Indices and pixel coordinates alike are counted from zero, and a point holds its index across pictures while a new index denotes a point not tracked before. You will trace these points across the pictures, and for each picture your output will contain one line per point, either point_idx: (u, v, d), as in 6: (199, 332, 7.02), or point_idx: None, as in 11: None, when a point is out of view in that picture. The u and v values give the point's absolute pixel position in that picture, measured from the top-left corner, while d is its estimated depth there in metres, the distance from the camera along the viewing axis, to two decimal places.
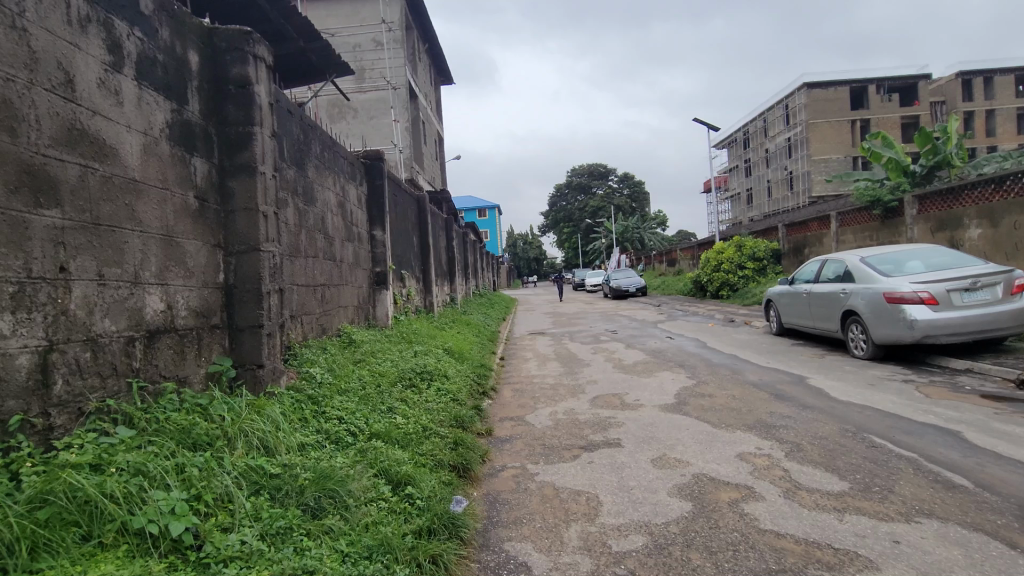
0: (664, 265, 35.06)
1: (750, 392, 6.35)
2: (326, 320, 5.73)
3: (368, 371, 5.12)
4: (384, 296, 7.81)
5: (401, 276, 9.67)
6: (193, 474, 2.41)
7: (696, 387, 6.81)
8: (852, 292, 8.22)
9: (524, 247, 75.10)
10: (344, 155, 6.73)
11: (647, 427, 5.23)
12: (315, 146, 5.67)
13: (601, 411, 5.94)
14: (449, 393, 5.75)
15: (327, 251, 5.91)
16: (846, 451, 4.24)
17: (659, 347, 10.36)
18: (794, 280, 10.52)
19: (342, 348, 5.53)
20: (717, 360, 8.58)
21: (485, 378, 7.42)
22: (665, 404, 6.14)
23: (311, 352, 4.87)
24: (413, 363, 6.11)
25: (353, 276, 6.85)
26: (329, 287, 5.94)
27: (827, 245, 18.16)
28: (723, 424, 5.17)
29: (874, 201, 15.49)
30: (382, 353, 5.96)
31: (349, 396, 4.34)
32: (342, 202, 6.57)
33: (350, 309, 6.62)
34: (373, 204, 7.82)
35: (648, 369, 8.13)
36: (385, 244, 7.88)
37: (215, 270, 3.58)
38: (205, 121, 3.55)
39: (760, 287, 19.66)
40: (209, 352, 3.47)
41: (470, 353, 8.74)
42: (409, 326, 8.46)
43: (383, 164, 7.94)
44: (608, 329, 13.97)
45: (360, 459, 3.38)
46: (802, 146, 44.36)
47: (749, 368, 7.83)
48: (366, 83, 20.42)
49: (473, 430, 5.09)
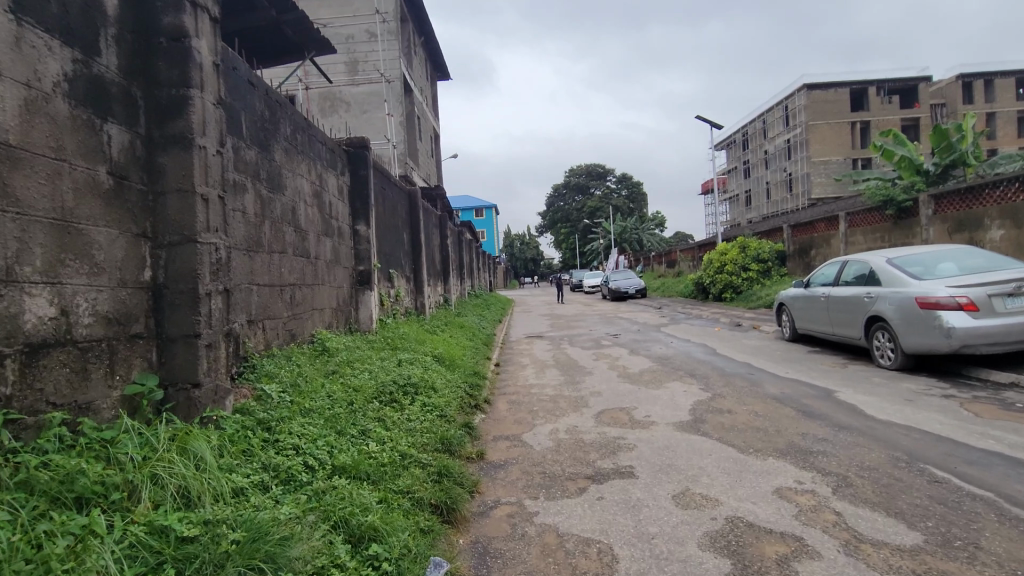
0: (663, 266, 34.41)
1: (774, 408, 5.66)
2: (296, 325, 5.03)
3: (339, 385, 4.42)
4: (368, 297, 7.08)
5: (389, 276, 8.96)
6: (54, 553, 1.71)
7: (712, 402, 6.12)
8: (879, 297, 7.55)
9: (521, 247, 74.37)
10: (322, 140, 6.02)
11: (663, 451, 4.53)
12: (285, 127, 4.97)
13: (608, 430, 5.24)
14: (435, 409, 5.05)
15: (299, 246, 5.20)
16: (906, 487, 3.57)
17: (665, 353, 9.67)
18: (809, 282, 9.86)
19: (312, 358, 4.82)
20: (730, 369, 7.89)
21: (478, 389, 6.73)
22: (679, 421, 5.45)
23: (272, 364, 4.17)
24: (396, 373, 5.41)
25: (331, 275, 6.15)
26: (301, 287, 5.24)
27: (834, 246, 17.54)
28: (750, 449, 4.47)
29: (886, 201, 14.83)
30: (360, 361, 5.26)
31: (313, 419, 3.64)
32: (319, 191, 5.85)
33: (327, 312, 5.93)
34: (357, 197, 7.11)
35: (657, 379, 7.45)
36: (369, 240, 7.16)
37: (138, 266, 2.88)
38: (126, 80, 2.86)
39: (765, 289, 19.01)
40: (126, 370, 2.77)
41: (462, 359, 8.04)
42: (395, 330, 7.74)
43: (368, 152, 7.20)
44: (609, 332, 13.28)
45: (314, 507, 2.67)
46: (801, 147, 43.76)
47: (767, 379, 7.15)
48: (360, 76, 19.67)
49: (462, 454, 4.39)
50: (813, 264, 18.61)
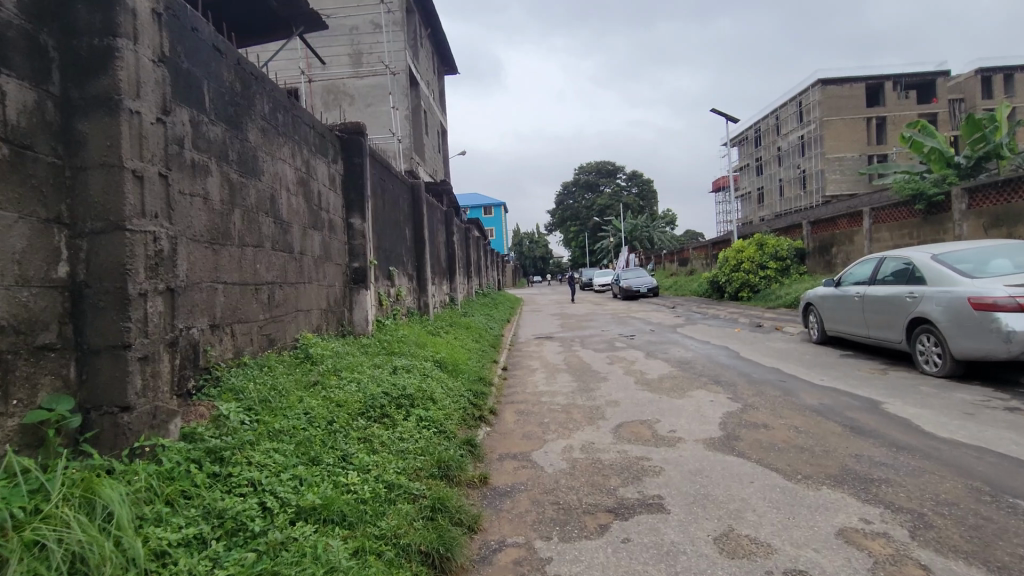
0: (675, 265, 33.64)
1: (817, 423, 5.02)
2: (276, 329, 4.43)
3: (318, 399, 3.81)
4: (363, 297, 6.46)
5: (389, 273, 8.36)
6: None
7: (743, 414, 5.47)
8: (924, 296, 6.88)
9: (530, 246, 73.68)
10: (309, 122, 5.42)
11: (694, 475, 3.90)
12: (263, 104, 4.38)
13: (629, 448, 4.60)
14: (432, 425, 4.45)
15: (280, 240, 4.60)
16: (1001, 530, 2.92)
17: (685, 356, 9.02)
18: (841, 280, 9.17)
19: (290, 367, 4.21)
20: (759, 375, 7.23)
21: (483, 398, 6.11)
22: (710, 438, 4.81)
23: (239, 377, 3.56)
24: (388, 381, 4.80)
25: (320, 272, 5.54)
26: (283, 286, 4.64)
27: (858, 243, 16.78)
28: (799, 474, 3.84)
29: (915, 195, 14.06)
30: (348, 368, 4.65)
31: (280, 444, 3.02)
32: (305, 179, 5.26)
33: (315, 313, 5.34)
34: (351, 187, 6.51)
35: (679, 387, 6.81)
36: (365, 234, 6.55)
37: (49, 260, 2.32)
38: (31, 24, 2.29)
39: (784, 288, 18.26)
40: (28, 391, 2.20)
41: (466, 364, 7.44)
42: (394, 333, 7.14)
43: (363, 139, 6.60)
44: (622, 333, 12.63)
45: (264, 570, 2.05)
46: (815, 143, 42.80)
47: (802, 387, 6.49)
48: (364, 68, 19.15)
49: (462, 480, 3.79)
50: (835, 261, 17.84)
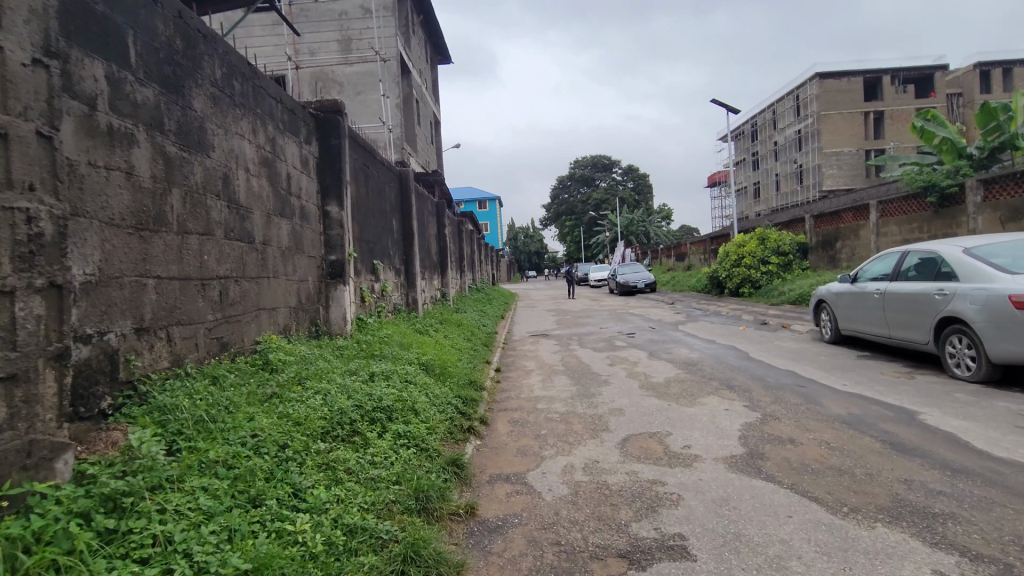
0: (672, 260, 33.11)
1: (851, 439, 4.45)
2: (229, 332, 3.80)
3: (273, 418, 3.18)
4: (341, 293, 5.82)
5: (373, 267, 7.73)
6: None
7: (765, 426, 4.89)
8: (956, 294, 6.33)
9: (525, 241, 72.99)
10: (276, 96, 4.74)
11: (720, 506, 3.31)
12: (214, 67, 3.72)
13: (640, 469, 4.01)
14: (411, 443, 3.83)
15: (237, 228, 3.96)
16: None
17: (691, 357, 8.43)
18: (858, 277, 8.61)
19: (243, 377, 3.56)
20: (775, 379, 6.64)
21: (472, 407, 5.52)
22: (732, 456, 4.21)
23: (171, 392, 2.92)
24: (363, 390, 4.17)
25: (289, 266, 4.91)
26: (241, 281, 4.01)
27: (863, 238, 16.25)
28: (844, 506, 3.25)
29: (927, 186, 13.61)
30: (314, 377, 4.02)
31: (210, 482, 2.39)
32: (271, 158, 4.60)
33: (281, 312, 4.71)
34: (327, 171, 5.85)
35: (689, 392, 6.22)
36: (343, 224, 5.91)
37: None
38: None
39: (787, 284, 17.72)
40: None
41: (455, 366, 6.82)
42: (376, 333, 6.51)
43: (341, 118, 5.93)
44: (622, 331, 12.05)
45: None
46: (813, 138, 42.29)
47: (825, 394, 5.91)
48: (353, 54, 18.42)
49: (445, 513, 3.18)
50: (839, 256, 17.29)
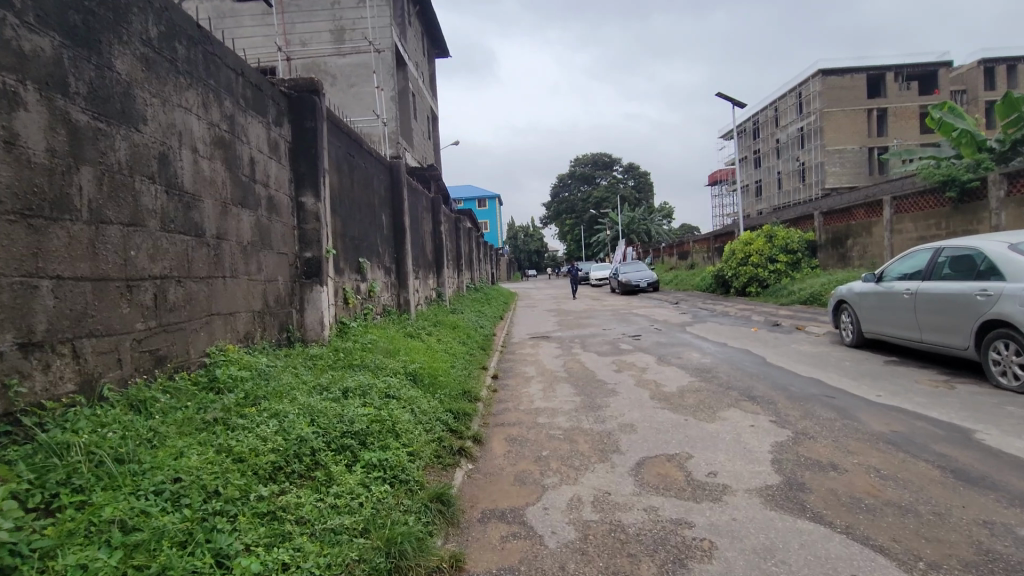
0: (675, 259, 32.46)
1: (903, 464, 3.82)
2: (167, 344, 3.17)
3: (207, 454, 2.53)
4: (317, 295, 5.18)
5: (358, 266, 7.11)
6: None
7: (799, 447, 4.25)
8: (1003, 295, 5.70)
9: (525, 240, 72.36)
10: (236, 67, 4.10)
11: (764, 561, 2.67)
12: (147, 22, 3.09)
13: (660, 504, 3.37)
14: (387, 476, 3.19)
15: (181, 217, 3.32)
16: None
17: (704, 363, 7.80)
18: (884, 276, 7.97)
19: (180, 401, 2.92)
20: (800, 389, 6.01)
21: (464, 424, 4.90)
22: (767, 487, 3.57)
23: (69, 426, 2.29)
24: (333, 410, 3.53)
25: (251, 264, 4.27)
26: (185, 281, 3.37)
27: (876, 236, 15.61)
28: (920, 562, 2.61)
29: (945, 181, 13.00)
30: (273, 397, 3.37)
31: (93, 557, 1.76)
32: (227, 138, 3.96)
33: (242, 317, 4.07)
34: (301, 157, 5.21)
35: (707, 405, 5.57)
36: (319, 217, 5.26)
37: None
38: None
39: (796, 283, 17.09)
40: None
41: (447, 375, 6.20)
42: (359, 339, 5.87)
43: (318, 99, 5.30)
44: (627, 333, 11.42)
45: None
46: (815, 135, 41.62)
47: (859, 407, 5.28)
48: (346, 45, 17.76)
49: (425, 570, 2.54)
50: (850, 254, 16.66)
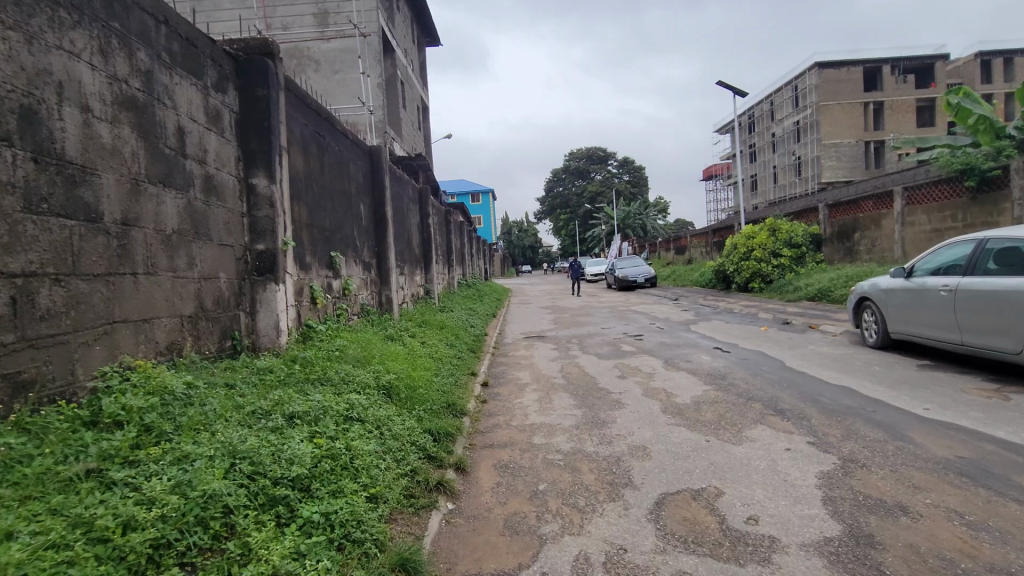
0: (672, 254, 31.76)
1: (990, 507, 3.06)
2: (34, 366, 2.36)
3: (44, 537, 1.72)
4: (272, 295, 4.38)
5: (329, 261, 6.29)
6: None
7: (854, 481, 3.49)
8: None
9: (519, 235, 71.62)
10: (153, 11, 3.29)
11: None
12: None
13: (692, 569, 2.60)
14: (332, 539, 2.39)
15: (57, 192, 2.50)
16: None
17: (716, 367, 7.05)
18: (914, 271, 7.21)
19: (35, 449, 2.11)
20: (833, 401, 5.25)
21: (445, 448, 4.11)
22: (827, 541, 2.80)
23: None
24: (269, 446, 2.71)
25: (179, 256, 3.45)
26: (67, 278, 2.55)
27: (886, 229, 14.87)
28: None
29: (964, 170, 12.39)
30: (182, 435, 2.55)
31: None
32: (141, 98, 3.14)
33: (163, 324, 3.26)
34: (252, 132, 4.39)
35: (730, 422, 4.78)
36: (274, 203, 4.44)
37: None
38: None
39: (802, 278, 16.34)
40: None
41: (428, 384, 5.39)
42: (324, 346, 5.06)
43: (273, 63, 4.48)
44: (627, 332, 10.63)
45: None
46: (811, 128, 40.92)
47: (907, 424, 4.52)
48: (330, 29, 16.83)
49: None
50: (857, 249, 15.94)
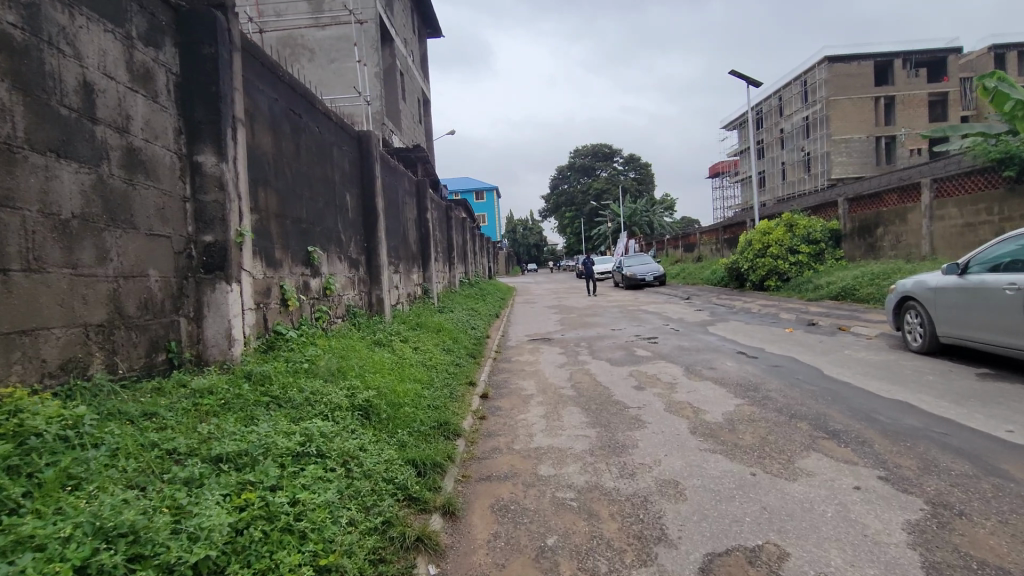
0: (681, 252, 30.87)
1: None
2: None
3: None
4: (221, 297, 3.60)
5: (306, 257, 5.51)
6: None
7: (958, 538, 2.68)
8: None
9: (524, 233, 70.80)
10: None
11: None
12: None
13: None
14: None
15: None
16: None
17: (746, 376, 6.24)
18: (969, 267, 6.35)
19: None
20: (895, 421, 4.43)
21: (431, 485, 3.31)
22: None
23: None
24: (168, 513, 1.94)
25: (81, 246, 2.67)
26: None
27: (912, 223, 13.99)
28: None
29: (1003, 159, 11.55)
30: (34, 505, 1.79)
31: None
32: (17, 39, 2.38)
33: (55, 337, 2.49)
34: (197, 99, 3.62)
35: (776, 448, 3.97)
36: (225, 185, 3.67)
37: None
38: None
39: (822, 276, 15.47)
40: None
41: (416, 401, 4.58)
42: (292, 357, 4.28)
43: (221, 16, 3.70)
44: (640, 335, 9.81)
45: None
46: (822, 123, 39.92)
47: (995, 452, 3.70)
48: (325, 16, 16.05)
49: None
50: (880, 245, 15.06)
